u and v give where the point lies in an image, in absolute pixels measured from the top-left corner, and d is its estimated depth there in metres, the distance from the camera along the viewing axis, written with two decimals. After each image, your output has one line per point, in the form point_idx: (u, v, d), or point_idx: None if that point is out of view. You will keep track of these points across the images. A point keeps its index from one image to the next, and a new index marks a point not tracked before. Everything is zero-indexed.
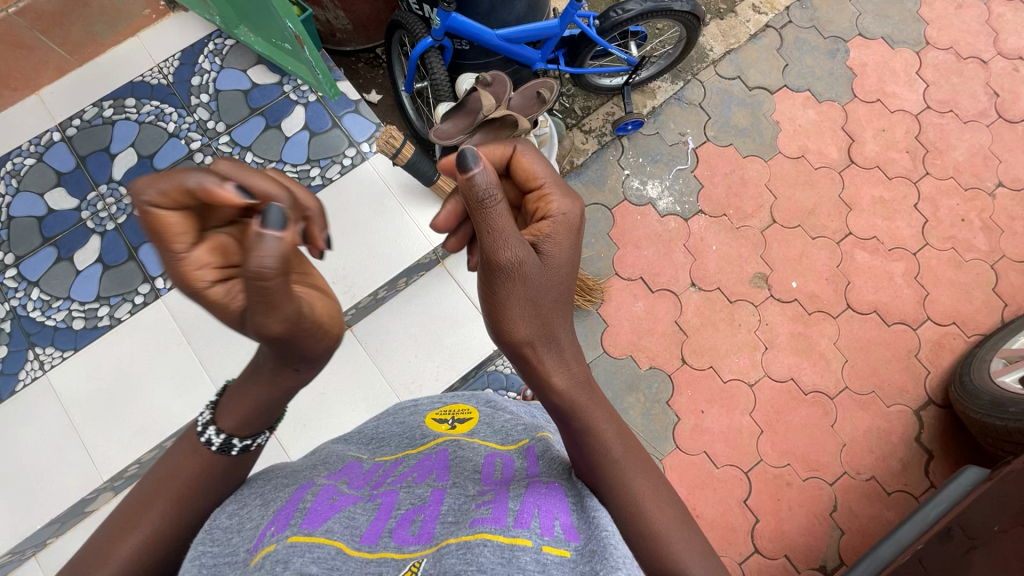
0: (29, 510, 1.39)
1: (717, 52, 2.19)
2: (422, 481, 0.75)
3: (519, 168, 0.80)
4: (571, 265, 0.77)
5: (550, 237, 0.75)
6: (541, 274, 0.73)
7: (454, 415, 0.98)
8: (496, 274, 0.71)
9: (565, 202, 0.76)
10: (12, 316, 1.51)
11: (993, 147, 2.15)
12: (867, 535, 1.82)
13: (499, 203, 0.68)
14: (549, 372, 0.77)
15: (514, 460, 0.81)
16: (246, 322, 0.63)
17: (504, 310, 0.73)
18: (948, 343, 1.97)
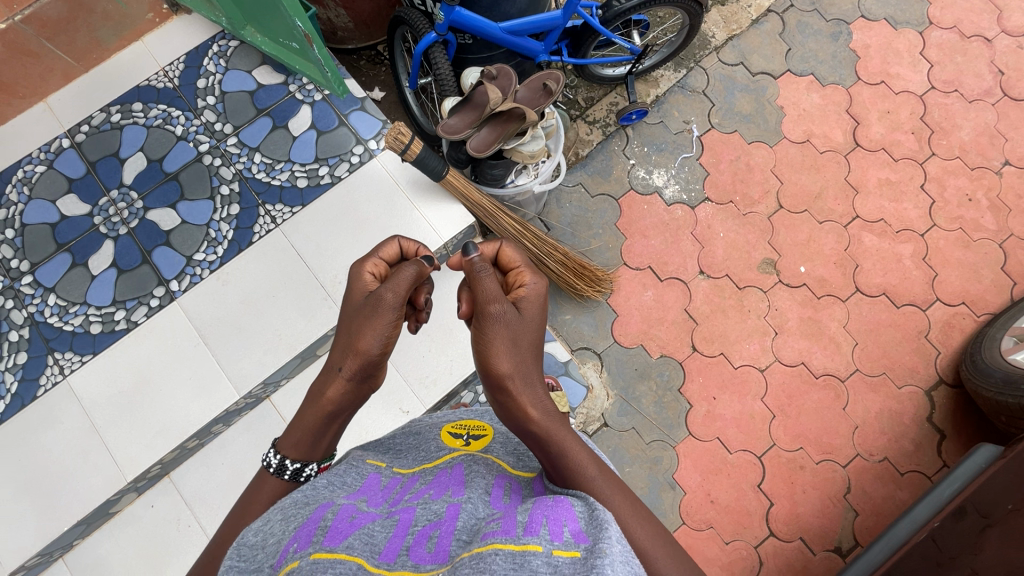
0: (56, 512, 1.41)
1: (719, 39, 2.18)
2: (438, 496, 0.75)
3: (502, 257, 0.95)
4: (542, 324, 0.88)
5: (526, 298, 0.87)
6: (519, 323, 0.85)
7: (468, 430, 0.99)
8: (484, 324, 0.83)
9: (538, 278, 0.90)
10: (30, 322, 1.53)
11: (999, 126, 2.14)
12: (882, 516, 1.83)
13: (489, 273, 0.84)
14: (525, 404, 0.80)
15: (521, 487, 0.81)
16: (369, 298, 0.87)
17: (490, 351, 0.81)
18: (957, 323, 1.98)
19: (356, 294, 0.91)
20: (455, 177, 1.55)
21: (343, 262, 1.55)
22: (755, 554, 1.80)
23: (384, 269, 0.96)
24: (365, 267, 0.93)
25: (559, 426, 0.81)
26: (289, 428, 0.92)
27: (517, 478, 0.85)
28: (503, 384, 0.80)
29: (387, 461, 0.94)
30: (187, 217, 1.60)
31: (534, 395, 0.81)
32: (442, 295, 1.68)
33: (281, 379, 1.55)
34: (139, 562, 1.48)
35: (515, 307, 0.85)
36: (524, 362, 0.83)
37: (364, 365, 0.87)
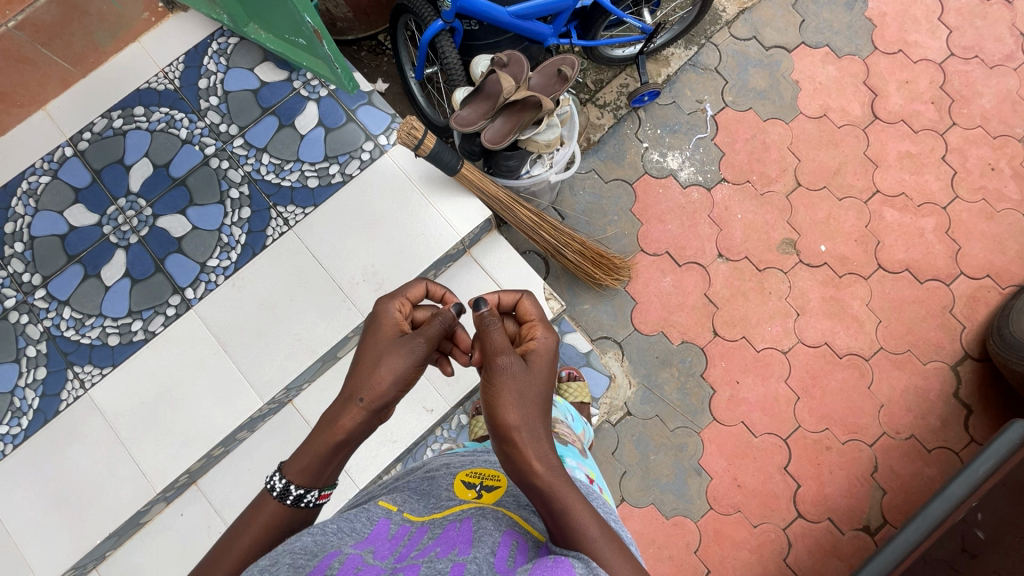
0: (87, 526, 1.41)
1: (731, 13, 2.11)
2: (445, 554, 0.70)
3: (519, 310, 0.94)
4: (549, 382, 0.86)
5: (535, 352, 0.86)
6: (526, 376, 0.82)
7: (482, 480, 0.91)
8: (489, 374, 0.81)
9: (548, 336, 0.89)
10: (47, 337, 1.51)
11: (1022, 91, 2.08)
12: (910, 493, 1.82)
13: (500, 328, 0.82)
14: (530, 458, 0.78)
15: (527, 548, 0.77)
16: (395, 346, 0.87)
17: (493, 401, 0.80)
18: (982, 297, 1.94)
19: (382, 334, 0.90)
20: (470, 170, 1.51)
21: (359, 261, 1.52)
22: (784, 536, 1.80)
23: (409, 308, 0.95)
24: (393, 306, 0.91)
25: (564, 482, 0.78)
26: (297, 452, 0.87)
27: (523, 536, 0.80)
28: (510, 435, 0.78)
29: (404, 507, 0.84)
30: (197, 223, 1.56)
31: (542, 450, 0.79)
32: (458, 290, 1.66)
33: (303, 383, 1.54)
34: (173, 571, 1.48)
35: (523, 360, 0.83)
36: (532, 415, 0.80)
37: (383, 400, 0.86)
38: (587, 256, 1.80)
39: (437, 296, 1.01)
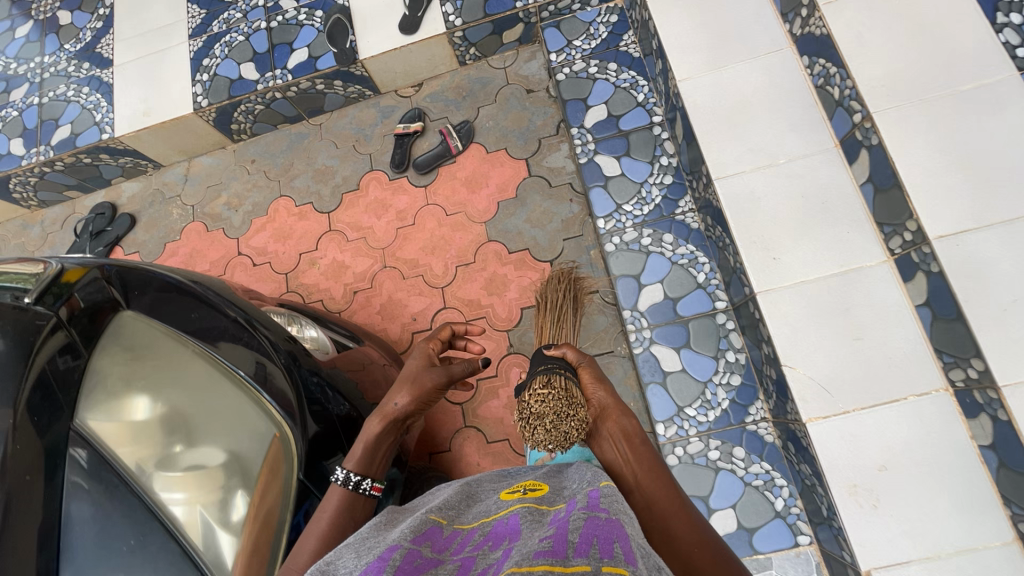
0: None
1: None
2: (494, 552, 0.70)
3: (424, 352, 1.22)
4: (459, 371, 1.21)
5: (455, 363, 1.22)
6: (419, 361, 1.19)
7: (529, 488, 0.90)
8: (417, 358, 1.20)
9: (470, 361, 1.24)
10: None
11: None
12: None
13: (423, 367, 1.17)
14: (603, 452, 1.11)
15: (518, 520, 0.76)
16: (369, 446, 1.04)
17: (408, 369, 1.17)
18: None
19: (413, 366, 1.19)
20: (553, 375, 1.25)
21: None
22: None
23: (434, 353, 1.23)
24: (353, 459, 1.00)
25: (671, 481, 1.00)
26: (364, 448, 1.03)
27: (573, 500, 0.79)
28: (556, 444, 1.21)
29: (563, 480, 0.95)
30: None
31: (613, 447, 1.08)
32: None
33: None
34: None
35: (433, 359, 1.21)
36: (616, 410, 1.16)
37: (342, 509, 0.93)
38: (558, 299, 1.58)
39: (427, 352, 1.22)
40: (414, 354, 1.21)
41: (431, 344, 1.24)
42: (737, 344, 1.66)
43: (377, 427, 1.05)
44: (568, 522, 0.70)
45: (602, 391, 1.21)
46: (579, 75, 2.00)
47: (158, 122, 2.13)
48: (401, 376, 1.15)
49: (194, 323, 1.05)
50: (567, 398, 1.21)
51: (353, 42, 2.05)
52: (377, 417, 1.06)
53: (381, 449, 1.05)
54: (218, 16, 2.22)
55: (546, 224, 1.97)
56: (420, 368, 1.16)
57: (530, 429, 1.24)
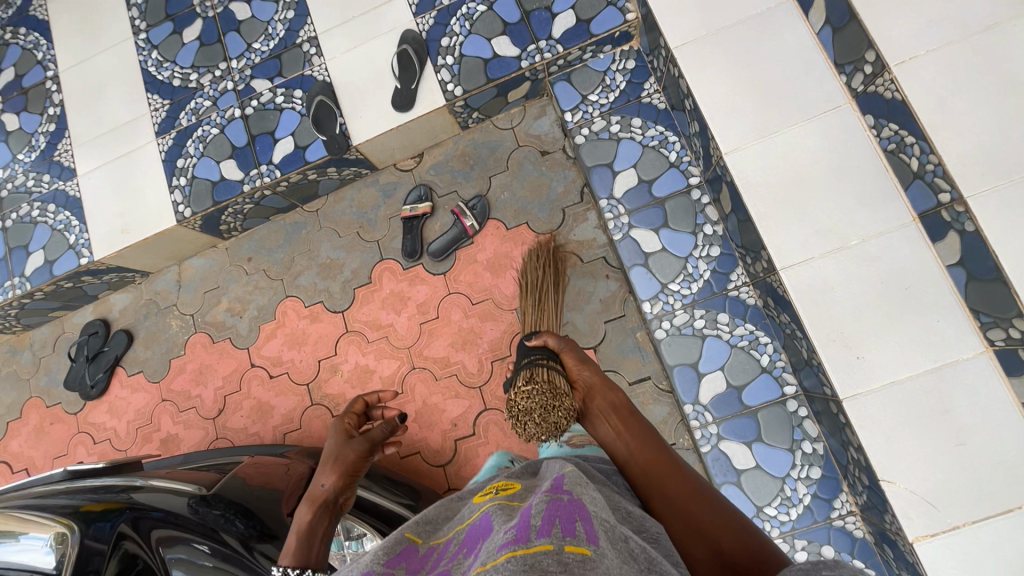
0: None
1: None
2: (468, 559, 0.74)
3: (340, 429, 1.49)
4: (366, 440, 1.43)
5: (370, 431, 1.47)
6: (340, 442, 1.43)
7: (499, 486, 0.95)
8: (337, 436, 1.46)
9: (383, 424, 1.51)
10: None
11: None
12: None
13: (335, 445, 1.41)
14: (597, 431, 1.28)
15: (487, 521, 0.80)
16: (303, 522, 1.16)
17: (329, 451, 1.40)
18: None
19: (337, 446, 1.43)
20: (536, 369, 1.39)
21: None
22: None
23: (349, 424, 1.51)
24: (286, 543, 1.11)
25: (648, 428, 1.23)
26: (295, 542, 1.11)
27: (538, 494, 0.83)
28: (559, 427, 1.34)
29: (537, 480, 0.99)
30: None
31: (603, 415, 1.29)
32: None
33: None
34: None
35: (352, 437, 1.45)
36: (603, 381, 1.38)
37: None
38: (538, 279, 1.68)
39: (341, 424, 1.51)
40: (332, 437, 1.47)
41: (342, 421, 1.52)
42: (813, 433, 1.54)
43: (308, 514, 1.19)
44: (532, 507, 0.75)
45: (586, 372, 1.40)
46: (600, 135, 1.80)
47: (140, 237, 1.92)
48: (324, 453, 1.41)
49: (207, 560, 1.03)
50: (552, 387, 1.35)
51: (342, 125, 1.83)
52: (312, 497, 1.25)
53: (320, 530, 1.16)
54: (184, 106, 1.98)
55: (583, 305, 1.81)
56: (342, 445, 1.41)
57: (523, 424, 1.37)
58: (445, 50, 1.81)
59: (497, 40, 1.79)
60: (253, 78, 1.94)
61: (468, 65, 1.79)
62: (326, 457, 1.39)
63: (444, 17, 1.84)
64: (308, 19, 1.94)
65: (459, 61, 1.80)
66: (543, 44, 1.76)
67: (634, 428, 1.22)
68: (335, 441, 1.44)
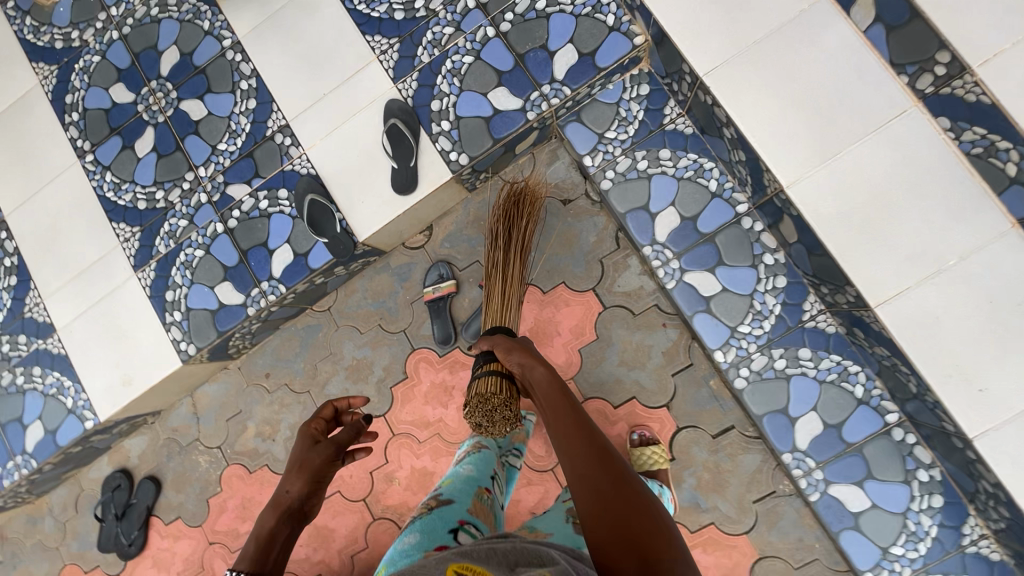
0: None
1: None
2: None
3: (315, 423, 1.34)
4: (336, 442, 1.30)
5: (342, 431, 1.33)
6: (306, 441, 1.32)
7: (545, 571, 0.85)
8: (308, 432, 1.34)
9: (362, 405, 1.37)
10: None
11: None
12: None
13: (304, 446, 1.31)
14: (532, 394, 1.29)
15: None
16: (265, 541, 1.16)
17: (296, 451, 1.31)
18: None
19: (304, 445, 1.32)
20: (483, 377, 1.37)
21: None
22: None
23: (322, 421, 1.36)
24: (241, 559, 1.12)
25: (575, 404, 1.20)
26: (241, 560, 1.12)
27: None
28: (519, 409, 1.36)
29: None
30: None
31: (535, 378, 1.26)
32: None
33: None
34: None
35: (323, 433, 1.33)
36: (531, 360, 1.28)
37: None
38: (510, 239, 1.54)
39: (323, 411, 1.37)
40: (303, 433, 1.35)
41: (326, 411, 1.37)
42: (926, 459, 1.43)
43: (267, 528, 1.18)
44: None
45: (517, 358, 1.30)
46: (628, 175, 1.63)
47: (146, 386, 1.73)
48: (293, 449, 1.32)
49: None
50: (488, 394, 1.33)
51: (343, 221, 1.63)
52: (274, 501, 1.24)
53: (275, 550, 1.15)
54: (157, 230, 1.75)
55: (645, 361, 1.66)
56: (308, 445, 1.31)
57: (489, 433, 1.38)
58: (438, 115, 1.61)
59: (494, 92, 1.59)
60: (228, 184, 1.72)
61: (468, 128, 1.59)
62: (302, 450, 1.31)
63: (428, 77, 1.62)
64: (274, 106, 1.71)
65: (457, 125, 1.60)
66: (547, 89, 1.57)
67: (560, 402, 1.20)
68: (307, 433, 1.34)
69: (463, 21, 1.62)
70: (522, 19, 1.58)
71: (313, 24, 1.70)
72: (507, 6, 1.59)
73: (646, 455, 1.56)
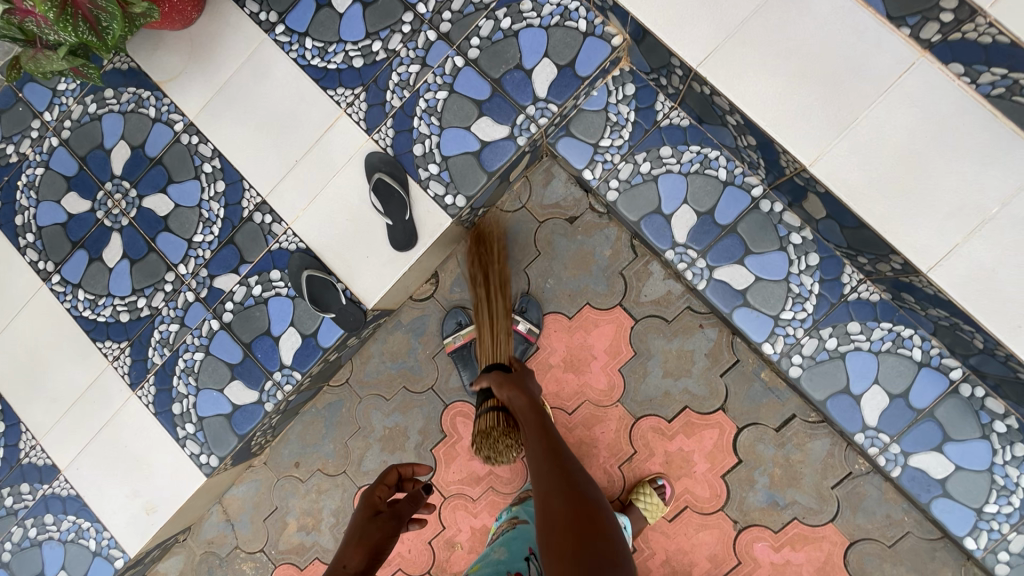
0: None
1: None
2: None
3: (380, 488, 1.25)
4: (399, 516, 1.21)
5: (408, 501, 1.24)
6: (366, 508, 1.22)
7: None
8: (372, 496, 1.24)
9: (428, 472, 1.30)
10: None
11: None
12: None
13: (363, 512, 1.21)
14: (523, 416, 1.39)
15: None
16: None
17: (357, 515, 1.21)
18: None
19: (368, 509, 1.22)
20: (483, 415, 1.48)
21: None
22: None
23: (386, 488, 1.27)
24: None
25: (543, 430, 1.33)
26: None
27: None
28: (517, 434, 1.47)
29: None
30: None
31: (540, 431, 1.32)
32: None
33: None
34: None
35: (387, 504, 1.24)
36: (521, 399, 1.37)
37: None
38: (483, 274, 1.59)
39: (392, 475, 1.29)
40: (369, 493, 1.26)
41: (394, 471, 1.29)
42: (1000, 409, 1.38)
43: None
44: None
45: (506, 393, 1.39)
46: (632, 181, 1.55)
47: (174, 508, 1.60)
48: (357, 511, 1.22)
49: None
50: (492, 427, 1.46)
51: (347, 291, 1.53)
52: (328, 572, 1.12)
53: None
54: (148, 340, 1.62)
55: (689, 367, 1.59)
56: (371, 509, 1.21)
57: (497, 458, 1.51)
58: (423, 159, 1.51)
59: (477, 124, 1.49)
60: (213, 276, 1.60)
61: (458, 166, 1.50)
62: (360, 517, 1.20)
63: (403, 121, 1.52)
64: (245, 184, 1.59)
65: (445, 166, 1.50)
66: (531, 110, 1.48)
67: (534, 429, 1.32)
68: (375, 498, 1.23)
69: (427, 56, 1.52)
70: (489, 42, 1.49)
71: (268, 89, 1.59)
72: (470, 31, 1.50)
73: (645, 496, 1.54)
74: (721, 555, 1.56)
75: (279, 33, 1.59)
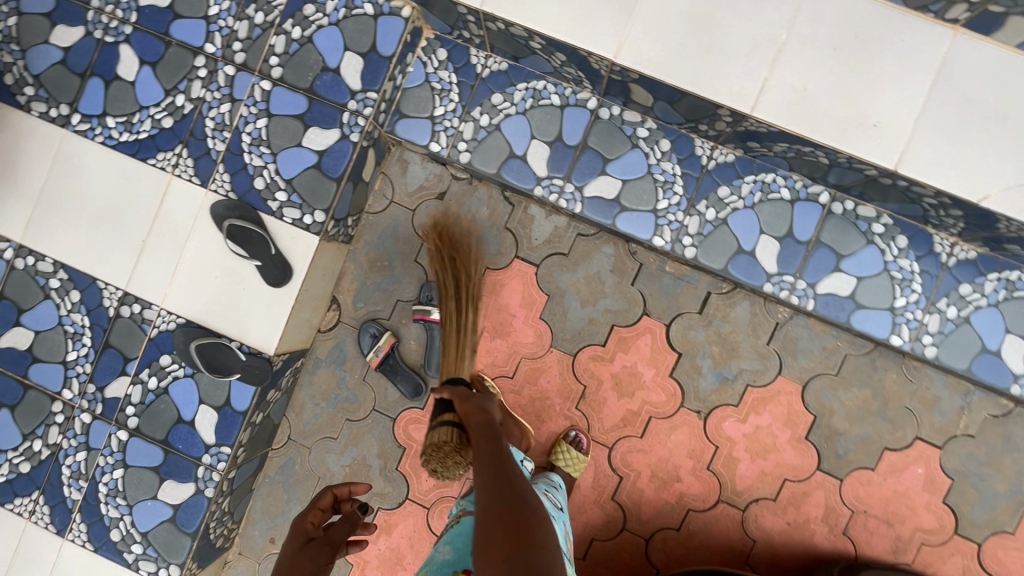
0: None
1: None
2: None
3: (310, 517, 1.19)
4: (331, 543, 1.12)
5: (337, 526, 1.16)
6: (297, 538, 1.15)
7: None
8: (302, 527, 1.17)
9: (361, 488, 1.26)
10: None
11: None
12: None
13: (292, 544, 1.14)
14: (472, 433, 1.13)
15: None
16: None
17: (286, 550, 1.14)
18: None
19: (300, 537, 1.15)
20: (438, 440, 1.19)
21: None
22: None
23: (317, 516, 1.20)
24: None
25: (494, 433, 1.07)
26: None
27: None
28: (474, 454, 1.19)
29: None
30: None
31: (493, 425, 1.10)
32: None
33: None
34: None
35: (315, 533, 1.16)
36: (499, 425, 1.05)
37: None
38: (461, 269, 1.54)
39: (323, 498, 1.22)
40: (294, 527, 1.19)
41: (325, 497, 1.23)
42: (872, 213, 1.47)
43: None
44: None
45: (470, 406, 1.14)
46: (479, 137, 1.56)
47: None
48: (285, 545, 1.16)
49: None
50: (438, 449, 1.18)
51: (243, 346, 1.47)
52: None
53: None
54: (59, 480, 1.50)
55: (602, 288, 1.62)
56: (302, 537, 1.15)
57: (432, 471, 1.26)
58: (268, 191, 1.47)
59: (307, 137, 1.47)
60: (103, 387, 1.49)
61: (304, 184, 1.46)
62: (290, 551, 1.13)
63: (234, 161, 1.48)
64: (100, 283, 1.50)
65: (292, 188, 1.47)
66: (353, 105, 1.46)
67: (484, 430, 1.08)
68: (303, 528, 1.17)
69: (233, 91, 1.48)
70: (288, 56, 1.47)
71: (87, 182, 1.50)
72: (266, 52, 1.47)
73: (566, 455, 1.56)
74: (697, 447, 1.59)
75: (77, 123, 1.51)
